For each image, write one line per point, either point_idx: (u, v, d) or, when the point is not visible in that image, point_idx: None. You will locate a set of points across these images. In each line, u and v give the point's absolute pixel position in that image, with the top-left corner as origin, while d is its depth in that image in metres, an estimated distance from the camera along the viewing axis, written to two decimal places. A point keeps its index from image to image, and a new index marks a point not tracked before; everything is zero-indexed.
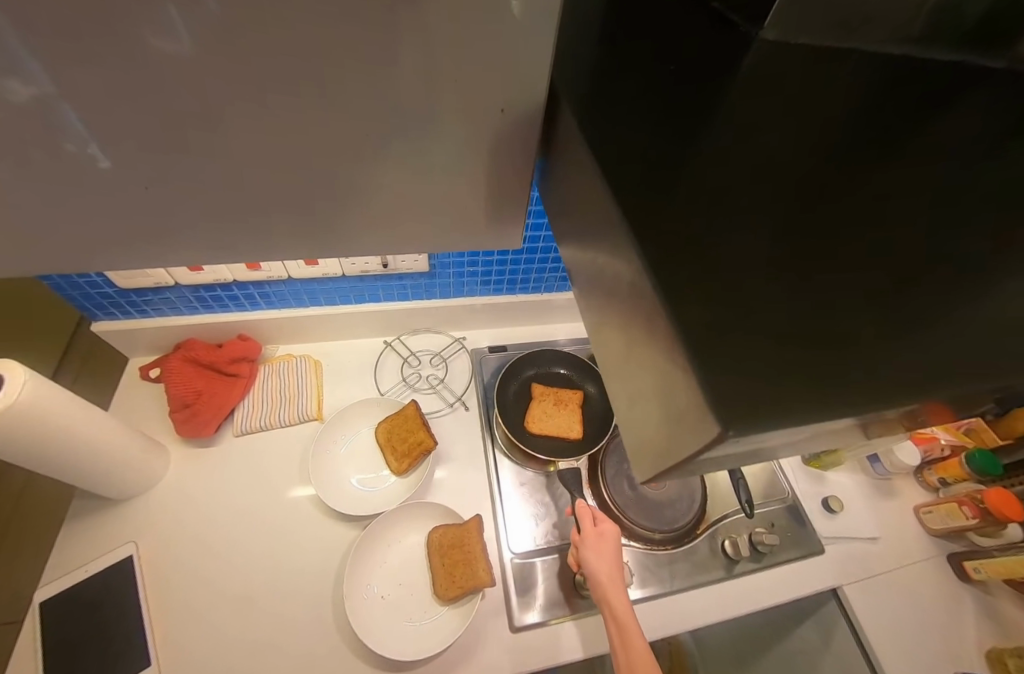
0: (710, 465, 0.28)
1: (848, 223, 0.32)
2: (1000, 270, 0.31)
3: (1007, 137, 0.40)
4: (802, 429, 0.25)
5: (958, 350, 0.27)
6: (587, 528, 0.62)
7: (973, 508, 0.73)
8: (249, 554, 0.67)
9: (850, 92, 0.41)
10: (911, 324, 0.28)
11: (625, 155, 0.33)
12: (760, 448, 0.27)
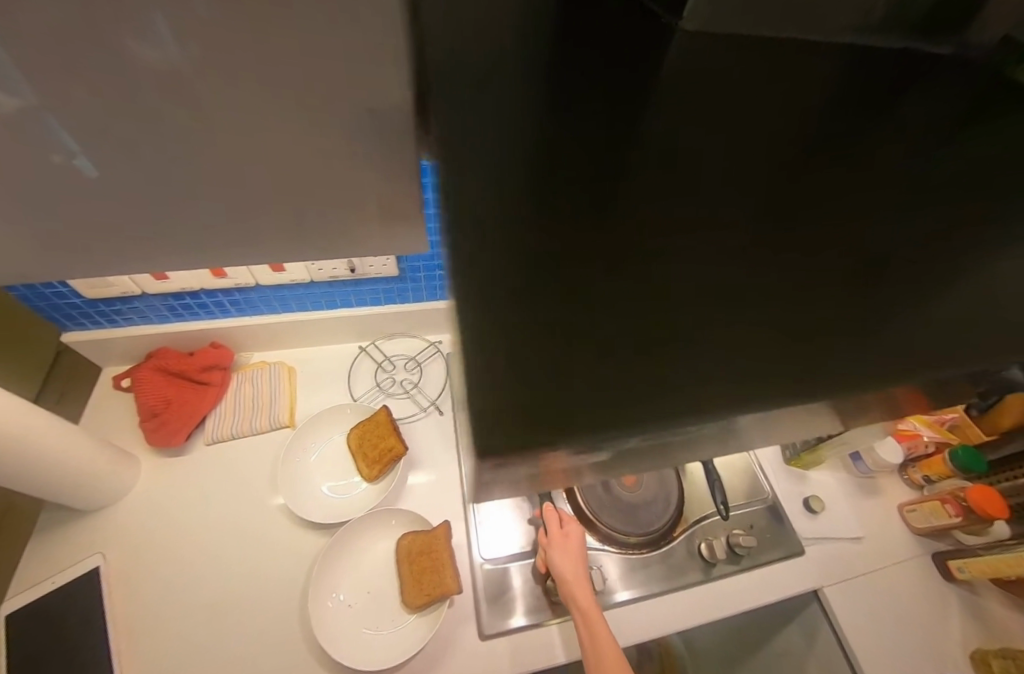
0: (533, 478, 0.25)
1: (793, 214, 0.30)
2: (943, 259, 0.30)
3: (955, 123, 0.38)
4: (619, 448, 0.22)
5: (824, 357, 0.24)
6: (552, 530, 0.63)
7: (955, 506, 0.72)
8: (218, 564, 0.66)
9: (800, 87, 0.40)
10: (779, 326, 0.25)
11: (484, 134, 0.30)
12: (587, 463, 0.24)
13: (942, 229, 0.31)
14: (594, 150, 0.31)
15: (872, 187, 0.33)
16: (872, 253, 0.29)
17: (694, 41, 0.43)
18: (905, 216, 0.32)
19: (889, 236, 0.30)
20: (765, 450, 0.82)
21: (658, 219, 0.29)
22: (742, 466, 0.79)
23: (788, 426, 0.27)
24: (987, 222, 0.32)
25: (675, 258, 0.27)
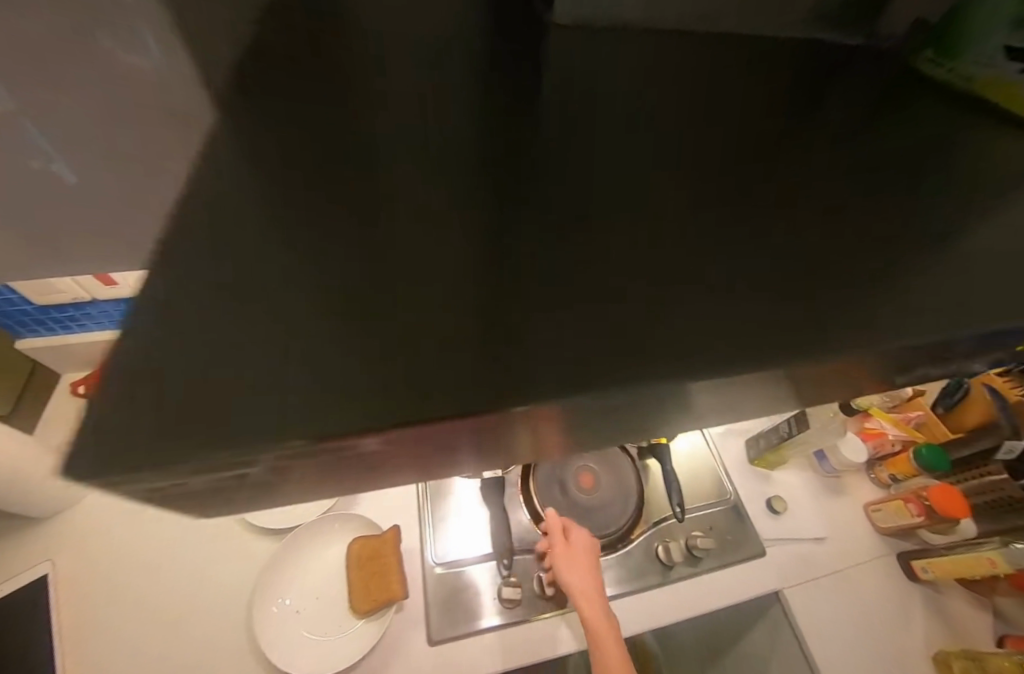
0: (204, 499, 0.22)
1: (685, 214, 0.28)
2: (842, 256, 0.29)
3: (874, 117, 0.37)
4: (261, 467, 0.19)
5: (604, 353, 0.22)
6: (558, 544, 0.63)
7: (918, 505, 0.71)
8: (168, 570, 0.65)
9: (723, 81, 0.38)
10: (558, 327, 0.23)
11: (265, 122, 0.27)
12: (233, 484, 0.21)
13: (850, 228, 0.30)
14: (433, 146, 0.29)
15: (785, 183, 0.32)
16: (770, 254, 0.28)
17: (621, 30, 0.41)
18: (815, 214, 0.30)
19: (794, 234, 0.29)
20: (727, 451, 0.81)
21: (537, 219, 0.27)
22: (705, 466, 0.78)
23: (481, 446, 0.24)
24: (898, 220, 0.31)
25: (548, 261, 0.25)
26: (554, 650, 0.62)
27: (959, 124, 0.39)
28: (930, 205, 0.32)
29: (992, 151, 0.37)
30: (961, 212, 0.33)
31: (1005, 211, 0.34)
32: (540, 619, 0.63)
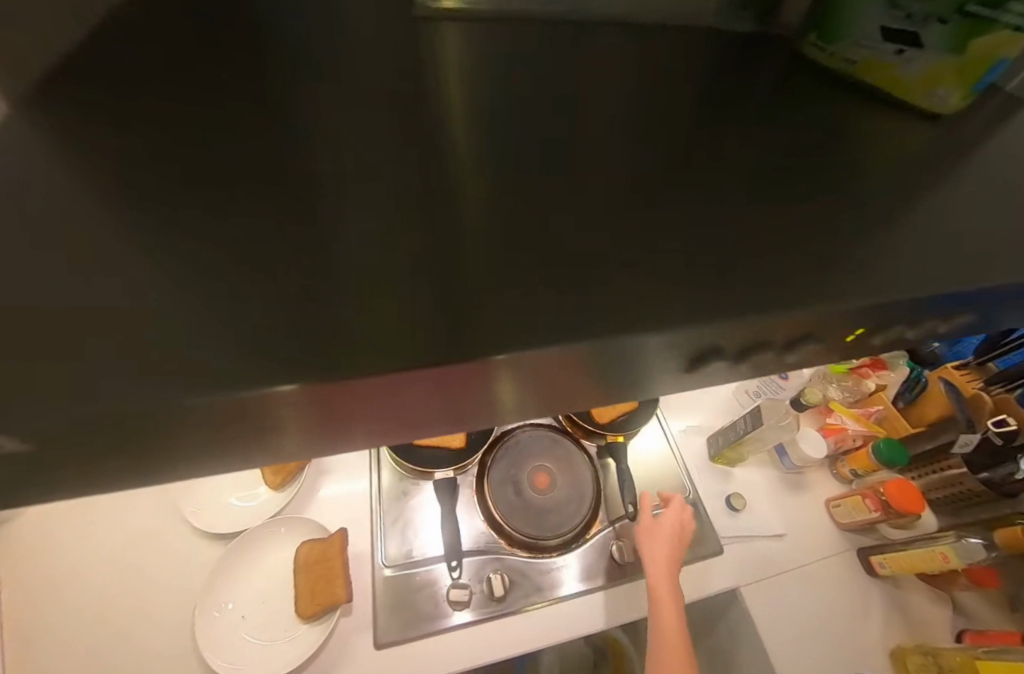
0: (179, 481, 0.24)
1: (557, 218, 0.29)
2: (730, 241, 0.28)
3: (781, 109, 0.38)
4: (189, 425, 0.20)
5: (498, 321, 0.23)
6: (646, 520, 0.66)
7: (874, 500, 0.70)
8: (106, 579, 0.62)
9: (630, 85, 0.39)
10: (434, 298, 0.23)
11: (141, 132, 0.29)
12: (251, 451, 0.24)
13: (737, 223, 0.30)
14: (307, 151, 0.29)
15: (678, 173, 0.32)
16: (645, 254, 0.27)
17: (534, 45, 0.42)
18: (698, 214, 0.30)
19: (675, 236, 0.29)
20: (689, 450, 0.80)
21: (401, 219, 0.27)
22: (663, 465, 0.78)
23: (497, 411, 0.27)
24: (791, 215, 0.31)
25: (412, 261, 0.25)
26: (489, 656, 0.61)
27: (873, 115, 0.38)
28: (826, 198, 0.32)
29: (902, 142, 0.37)
30: (860, 202, 0.32)
31: (907, 199, 0.33)
32: (488, 620, 0.63)
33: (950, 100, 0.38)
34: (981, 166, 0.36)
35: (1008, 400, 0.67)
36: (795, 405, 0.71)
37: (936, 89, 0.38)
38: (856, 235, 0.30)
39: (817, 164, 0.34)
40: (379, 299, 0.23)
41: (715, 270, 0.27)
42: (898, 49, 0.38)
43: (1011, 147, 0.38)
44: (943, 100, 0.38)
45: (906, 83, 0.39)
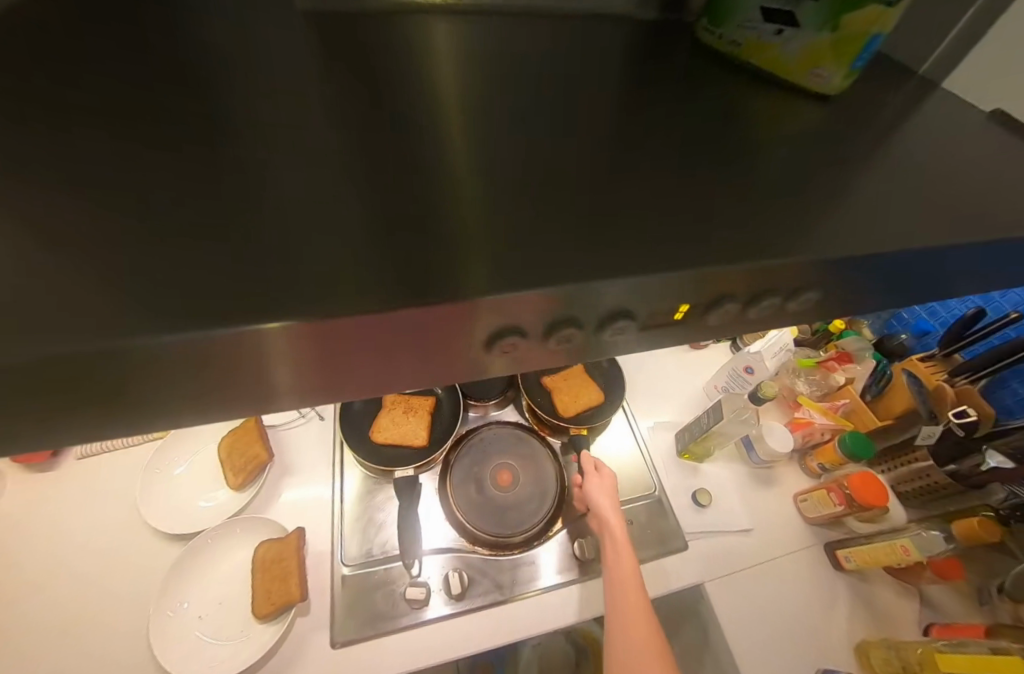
0: (185, 417, 0.28)
1: (465, 206, 0.29)
2: (632, 239, 0.29)
3: (711, 98, 0.37)
4: (170, 361, 0.24)
5: (405, 292, 0.25)
6: (589, 472, 0.68)
7: (839, 494, 0.70)
8: (61, 579, 0.62)
9: (561, 70, 0.38)
10: (346, 283, 0.25)
11: (32, 123, 0.28)
12: (245, 390, 0.27)
13: (649, 215, 0.30)
14: (208, 145, 0.29)
15: (596, 169, 0.32)
16: (546, 249, 0.28)
17: (468, 27, 0.40)
18: (607, 206, 0.30)
19: (581, 228, 0.29)
20: (656, 446, 0.80)
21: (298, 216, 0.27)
22: (629, 461, 0.77)
23: (478, 351, 0.30)
24: (703, 205, 0.31)
25: (309, 256, 0.25)
26: (465, 648, 0.62)
27: (805, 103, 0.38)
28: (743, 186, 0.32)
29: (831, 129, 0.36)
30: (778, 190, 0.32)
31: (829, 185, 0.33)
32: (444, 619, 0.63)
33: (830, 78, 0.37)
34: (908, 151, 0.36)
35: (970, 391, 0.68)
36: (754, 399, 0.70)
37: (817, 69, 0.37)
38: (767, 223, 0.30)
39: (737, 152, 0.34)
40: (266, 300, 0.24)
41: (616, 262, 0.28)
42: (777, 28, 0.36)
43: (938, 134, 0.38)
44: (823, 79, 0.37)
45: (786, 63, 0.38)
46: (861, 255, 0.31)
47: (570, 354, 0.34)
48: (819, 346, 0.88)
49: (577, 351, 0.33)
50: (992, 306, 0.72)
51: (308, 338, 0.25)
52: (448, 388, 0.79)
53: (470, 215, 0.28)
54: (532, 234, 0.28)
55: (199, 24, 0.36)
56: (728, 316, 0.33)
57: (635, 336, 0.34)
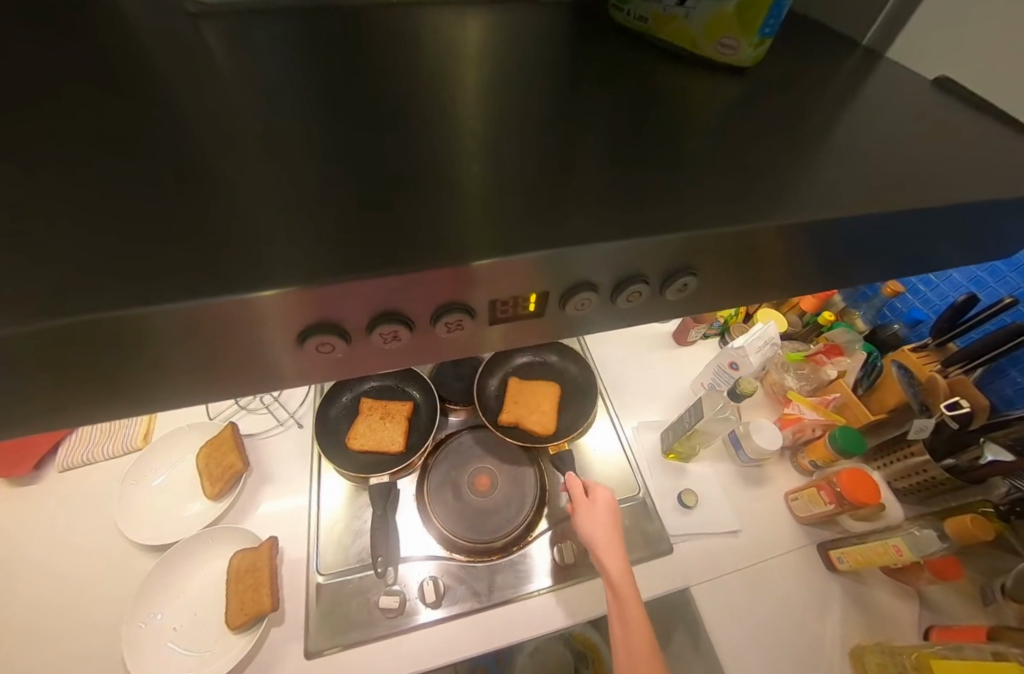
0: (174, 373, 0.28)
1: (397, 192, 0.28)
2: (572, 222, 0.28)
3: (661, 80, 0.36)
4: (168, 330, 0.24)
5: (352, 268, 0.25)
6: (578, 499, 0.64)
7: (829, 492, 0.67)
8: (39, 590, 0.62)
9: (501, 54, 0.36)
10: (279, 270, 0.24)
11: None
12: (240, 362, 0.29)
13: (588, 197, 0.29)
14: (117, 141, 0.28)
15: (534, 152, 0.30)
16: (468, 237, 0.26)
17: (406, 15, 0.39)
18: (534, 190, 0.28)
19: (501, 212, 0.27)
20: (641, 446, 0.78)
21: (217, 209, 0.26)
22: (613, 462, 0.76)
23: (292, 346, 0.29)
24: (632, 187, 0.29)
25: (242, 244, 0.25)
26: (452, 653, 0.61)
27: (752, 80, 0.36)
28: (678, 167, 0.30)
29: (783, 104, 0.35)
30: (716, 170, 0.30)
31: (772, 161, 0.31)
32: (420, 627, 0.62)
33: (739, 48, 0.35)
34: (860, 125, 0.34)
35: (964, 381, 0.65)
36: (731, 395, 0.68)
37: (723, 39, 0.35)
38: (699, 203, 0.29)
39: (674, 133, 0.32)
40: (157, 298, 0.23)
41: (565, 236, 0.27)
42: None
43: (893, 107, 0.36)
44: (731, 49, 0.35)
45: (692, 34, 0.36)
46: (808, 232, 0.30)
47: (540, 330, 0.35)
48: (810, 339, 0.86)
49: (551, 326, 0.34)
50: (984, 292, 0.70)
51: (273, 313, 0.26)
52: (424, 391, 0.78)
53: (381, 206, 0.27)
54: (447, 223, 0.27)
55: (128, 20, 0.35)
56: (592, 305, 0.32)
57: (486, 334, 0.33)
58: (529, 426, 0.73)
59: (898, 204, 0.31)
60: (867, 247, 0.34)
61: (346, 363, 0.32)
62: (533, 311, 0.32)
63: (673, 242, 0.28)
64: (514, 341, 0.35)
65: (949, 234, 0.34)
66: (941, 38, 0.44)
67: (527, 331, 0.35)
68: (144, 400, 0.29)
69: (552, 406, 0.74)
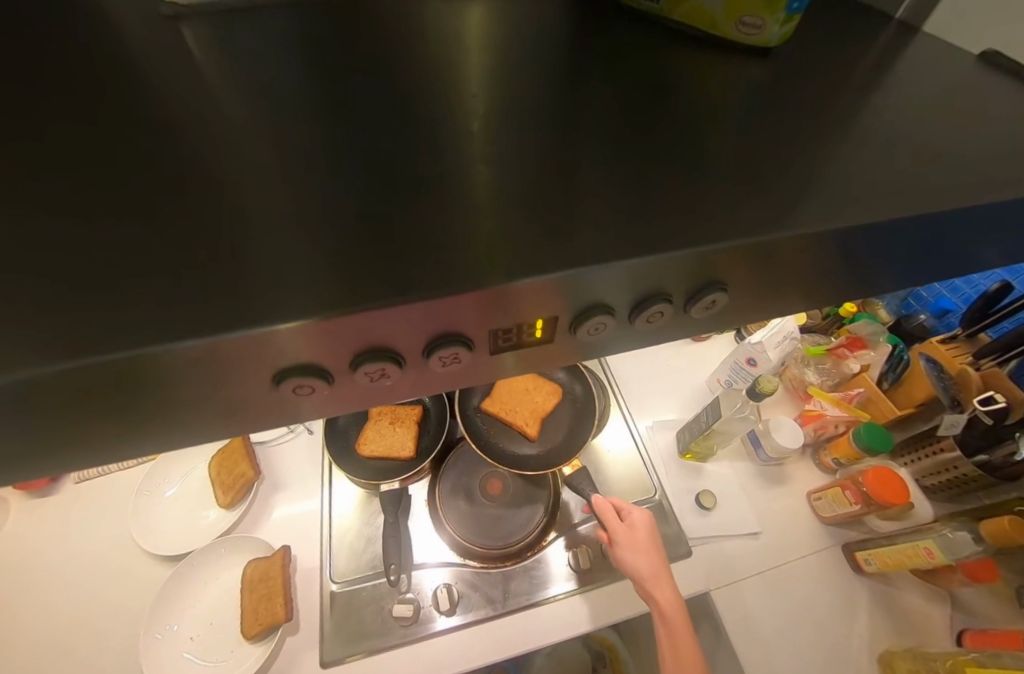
0: (201, 408, 0.27)
1: (414, 204, 0.26)
2: (600, 232, 0.26)
3: (683, 67, 0.33)
4: (183, 365, 0.23)
5: (375, 289, 0.23)
6: (617, 528, 0.60)
7: (855, 492, 0.64)
8: (60, 601, 0.63)
9: (507, 47, 0.34)
10: (299, 296, 0.23)
11: None
12: (257, 397, 0.28)
13: (618, 203, 0.27)
14: (113, 159, 0.26)
15: (552, 155, 0.28)
16: (496, 250, 0.25)
17: (406, 7, 0.37)
18: (554, 198, 0.27)
19: (523, 223, 0.26)
20: (656, 446, 0.76)
21: (226, 232, 0.25)
22: (629, 464, 0.74)
23: (270, 388, 0.27)
24: (655, 190, 0.27)
25: (254, 271, 0.24)
26: (470, 660, 0.60)
27: (775, 63, 0.33)
28: (702, 165, 0.28)
29: (814, 88, 0.32)
30: (742, 166, 0.28)
31: (805, 154, 0.29)
32: (436, 634, 0.61)
33: (764, 27, 0.33)
34: (896, 109, 0.32)
35: (998, 374, 0.60)
36: (751, 394, 0.66)
37: (743, 17, 0.32)
38: (731, 205, 0.27)
39: (694, 127, 0.30)
40: (172, 329, 0.22)
41: (594, 248, 0.25)
42: None
43: (932, 88, 0.33)
44: (755, 29, 0.33)
45: (711, 14, 0.33)
46: (847, 232, 0.28)
47: (564, 353, 0.33)
48: (831, 331, 0.83)
49: (583, 344, 0.32)
50: (1018, 280, 0.67)
51: (297, 342, 0.24)
52: (433, 395, 0.77)
53: (403, 221, 0.25)
54: (473, 236, 0.25)
55: (119, 25, 0.33)
56: (608, 328, 0.31)
57: (487, 363, 0.31)
58: (550, 398, 0.73)
59: (940, 198, 0.28)
60: (903, 245, 0.31)
61: (332, 402, 0.30)
62: (540, 338, 0.30)
63: (697, 252, 0.26)
64: (540, 363, 0.33)
65: (993, 229, 0.32)
66: (969, 16, 0.41)
67: (553, 355, 0.33)
68: (153, 434, 0.28)
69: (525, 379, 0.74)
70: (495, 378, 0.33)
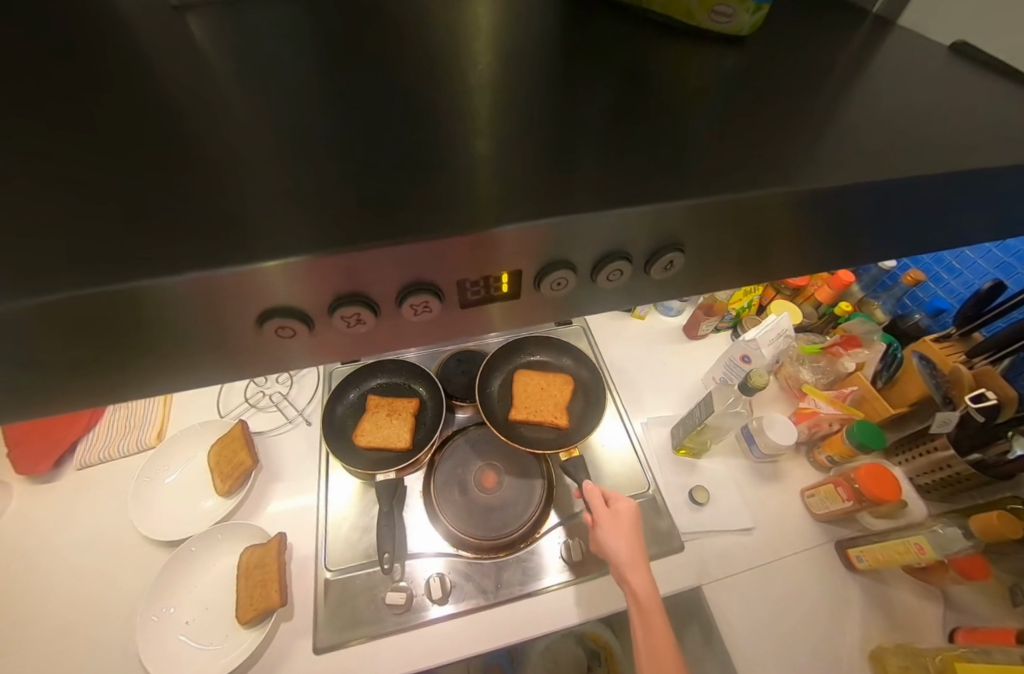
0: (201, 354, 0.29)
1: (409, 164, 0.28)
2: (583, 190, 0.27)
3: (670, 52, 0.35)
4: (187, 300, 0.25)
5: (371, 235, 0.25)
6: (600, 510, 0.61)
7: (847, 489, 0.64)
8: (58, 586, 0.63)
9: (500, 32, 0.36)
10: (296, 242, 0.25)
11: None
12: (248, 344, 0.29)
13: (601, 166, 0.28)
14: (123, 128, 0.28)
15: (539, 128, 0.30)
16: (483, 203, 0.26)
17: None
18: (542, 161, 0.28)
19: (511, 181, 0.27)
20: (650, 441, 0.77)
21: (228, 188, 0.26)
22: (624, 458, 0.75)
23: (253, 328, 0.28)
24: (637, 158, 0.29)
25: (253, 219, 0.25)
26: (463, 649, 0.61)
27: (746, 51, 0.35)
28: (686, 136, 0.30)
29: (793, 74, 0.33)
30: (721, 140, 0.29)
31: (782, 132, 0.30)
32: (429, 623, 0.62)
33: (733, 16, 0.34)
34: (871, 94, 0.33)
35: (989, 371, 0.60)
36: (744, 389, 0.66)
37: (716, 8, 0.33)
38: (710, 171, 0.28)
39: (678, 107, 0.31)
40: (178, 268, 0.24)
41: (574, 205, 0.27)
42: None
43: (911, 78, 0.34)
44: (726, 18, 0.34)
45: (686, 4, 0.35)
46: (820, 203, 0.29)
47: (538, 315, 0.34)
48: (826, 330, 0.84)
49: (564, 302, 0.33)
50: (1011, 279, 0.67)
51: (297, 277, 0.26)
52: (430, 387, 0.78)
53: (396, 178, 0.27)
54: (458, 192, 0.27)
55: (132, 12, 0.35)
56: (569, 286, 0.32)
57: (461, 317, 0.32)
58: (566, 387, 0.74)
59: (908, 173, 0.29)
60: (873, 221, 0.32)
61: (313, 349, 0.31)
62: (506, 292, 0.31)
63: (671, 210, 0.28)
64: (523, 322, 0.34)
65: (959, 207, 0.33)
66: (955, 11, 0.42)
67: (545, 315, 0.34)
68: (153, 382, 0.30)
69: (536, 379, 0.75)
70: (481, 333, 0.34)
